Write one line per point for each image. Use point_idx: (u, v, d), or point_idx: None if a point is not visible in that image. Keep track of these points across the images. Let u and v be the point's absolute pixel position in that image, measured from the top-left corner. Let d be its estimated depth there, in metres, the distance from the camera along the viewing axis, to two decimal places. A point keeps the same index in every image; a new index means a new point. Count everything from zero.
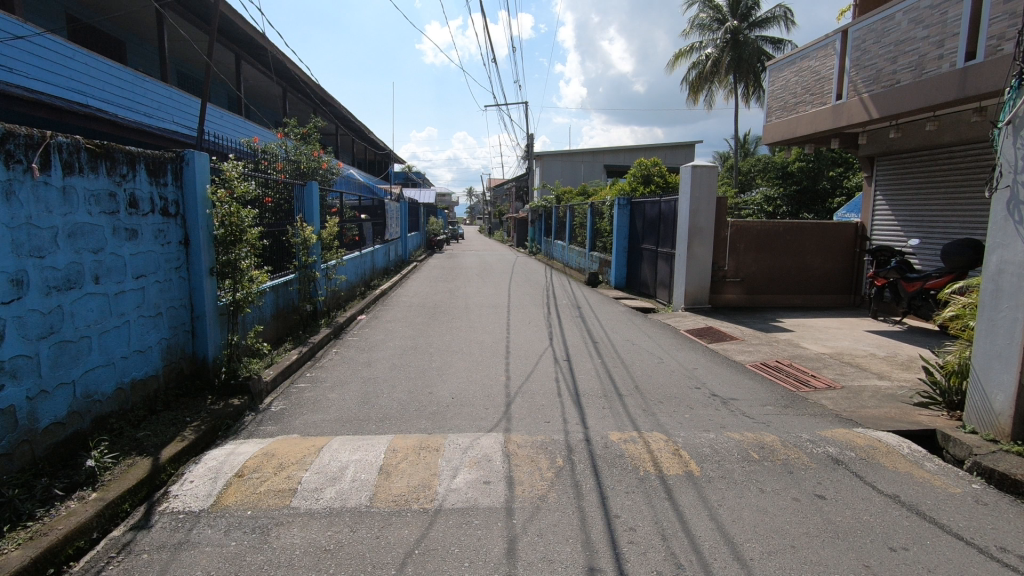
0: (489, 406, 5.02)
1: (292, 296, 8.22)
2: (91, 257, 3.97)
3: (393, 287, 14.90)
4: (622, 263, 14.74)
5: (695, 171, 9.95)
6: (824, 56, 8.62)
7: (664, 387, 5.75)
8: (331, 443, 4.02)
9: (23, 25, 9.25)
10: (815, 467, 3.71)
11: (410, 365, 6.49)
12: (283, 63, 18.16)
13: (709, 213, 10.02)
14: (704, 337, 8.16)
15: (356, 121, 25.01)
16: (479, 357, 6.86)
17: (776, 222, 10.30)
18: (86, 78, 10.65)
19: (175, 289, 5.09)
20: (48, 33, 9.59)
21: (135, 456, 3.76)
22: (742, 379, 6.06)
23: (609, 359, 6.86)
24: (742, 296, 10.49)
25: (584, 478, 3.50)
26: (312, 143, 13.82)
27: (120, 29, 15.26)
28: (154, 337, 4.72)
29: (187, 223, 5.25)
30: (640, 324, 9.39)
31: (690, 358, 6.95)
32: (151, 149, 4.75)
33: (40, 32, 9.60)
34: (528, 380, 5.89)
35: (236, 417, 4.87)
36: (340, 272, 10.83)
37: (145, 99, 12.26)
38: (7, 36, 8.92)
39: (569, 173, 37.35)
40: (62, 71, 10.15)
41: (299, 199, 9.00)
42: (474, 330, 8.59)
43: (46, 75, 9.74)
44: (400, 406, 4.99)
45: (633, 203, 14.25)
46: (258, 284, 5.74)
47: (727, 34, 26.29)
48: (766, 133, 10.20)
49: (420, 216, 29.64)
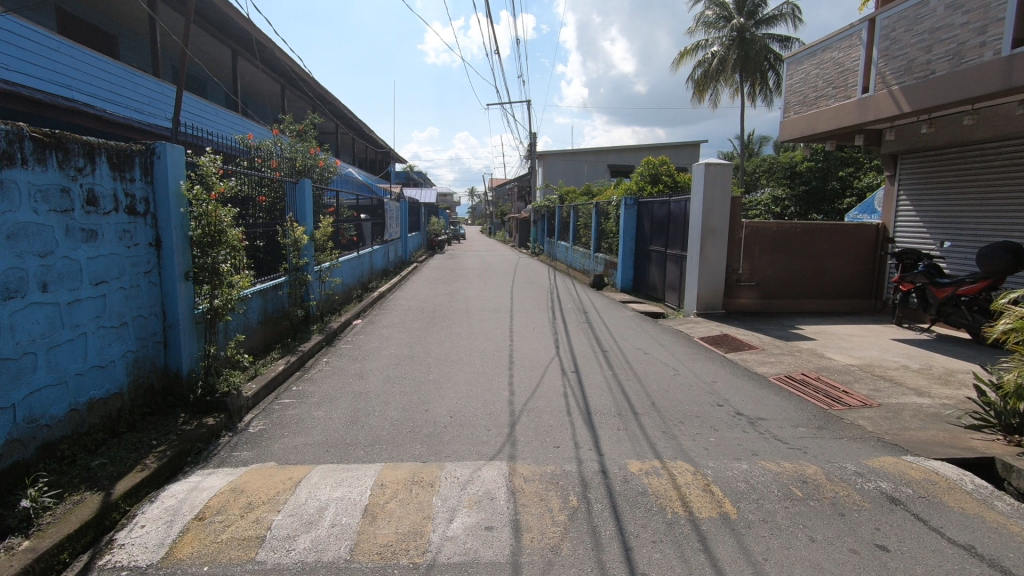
0: (492, 428, 4.52)
1: (281, 300, 7.75)
2: (38, 262, 3.48)
3: (391, 289, 14.40)
4: (629, 265, 14.24)
5: (709, 169, 9.41)
6: (848, 47, 8.12)
7: (683, 404, 5.23)
8: (311, 475, 3.51)
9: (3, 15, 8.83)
10: (869, 508, 3.19)
11: (405, 377, 5.98)
12: (280, 59, 17.70)
13: (723, 213, 9.50)
14: (721, 345, 7.65)
15: (356, 120, 24.58)
16: (481, 368, 6.36)
17: (793, 223, 9.79)
18: (72, 72, 10.21)
19: (143, 296, 4.59)
20: (30, 23, 9.16)
21: (82, 492, 3.28)
22: (766, 395, 5.54)
23: (622, 370, 6.36)
24: (756, 301, 9.97)
25: (604, 522, 2.99)
26: (308, 139, 13.34)
27: (112, 23, 14.81)
28: (118, 349, 4.24)
29: (158, 222, 4.76)
30: (650, 330, 8.90)
31: (708, 369, 6.44)
32: (114, 140, 4.25)
33: (17, 22, 9.06)
34: (534, 395, 5.39)
35: (210, 439, 4.39)
36: (334, 274, 10.37)
37: (134, 95, 11.75)
38: None
39: (572, 173, 36.81)
40: (43, 63, 9.61)
41: (291, 196, 8.51)
42: (475, 337, 8.09)
43: (26, 67, 9.19)
44: (393, 428, 4.49)
45: (640, 203, 13.76)
46: (240, 289, 5.28)
47: (733, 32, 25.78)
48: (783, 129, 9.67)
49: (421, 216, 29.21)
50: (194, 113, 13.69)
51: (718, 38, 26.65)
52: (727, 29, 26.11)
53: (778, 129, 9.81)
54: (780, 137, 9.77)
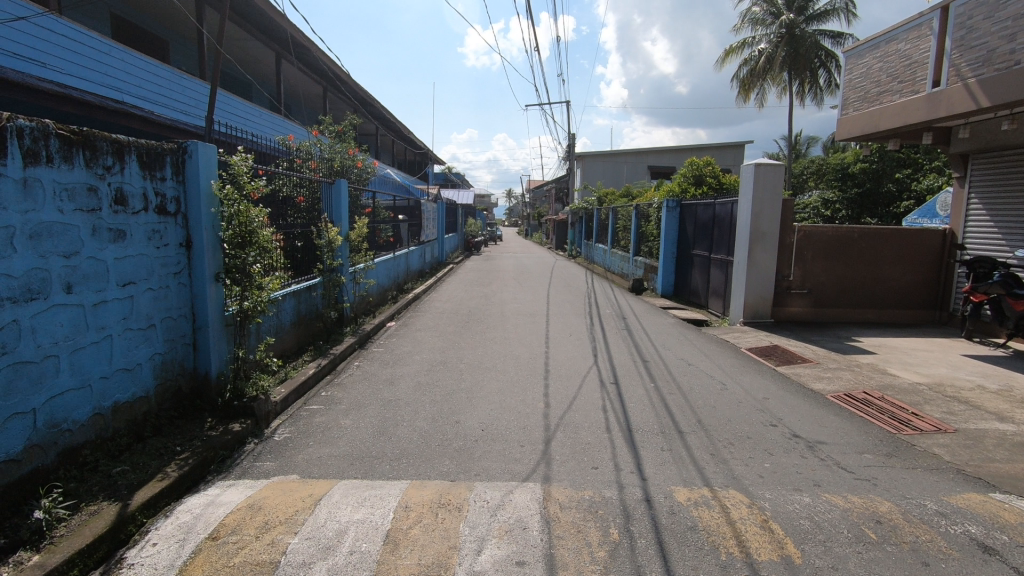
0: (526, 444, 4.25)
1: (315, 301, 7.67)
2: (62, 262, 3.39)
3: (427, 291, 14.30)
4: (670, 269, 13.74)
5: (758, 169, 8.90)
6: (916, 38, 7.52)
7: (732, 423, 4.84)
8: (333, 493, 3.31)
9: (57, 20, 9.09)
10: (959, 558, 2.77)
11: (436, 385, 5.76)
12: (322, 61, 17.89)
13: (774, 216, 8.97)
14: (771, 357, 7.17)
15: (396, 122, 24.74)
16: (515, 376, 6.10)
17: (850, 228, 9.19)
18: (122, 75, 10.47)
19: (172, 297, 4.51)
20: (83, 28, 9.41)
21: (100, 502, 3.17)
22: (824, 415, 5.09)
23: (664, 383, 5.98)
24: (807, 310, 9.38)
25: (649, 562, 2.67)
26: (347, 140, 13.39)
27: (163, 28, 15.24)
28: (145, 352, 4.16)
29: (189, 222, 4.67)
30: (693, 338, 8.47)
31: (758, 384, 6.00)
32: (145, 138, 4.18)
33: (70, 26, 9.29)
34: (570, 408, 5.09)
35: (235, 446, 4.26)
36: (369, 276, 10.30)
37: (181, 97, 11.97)
38: (42, 31, 8.76)
39: (611, 175, 36.19)
40: (94, 65, 9.85)
41: (327, 197, 8.45)
42: (509, 342, 7.83)
43: (77, 69, 9.42)
44: (421, 440, 4.27)
45: (683, 205, 13.26)
46: (270, 291, 5.17)
47: (781, 29, 24.83)
48: (841, 128, 9.08)
49: (458, 217, 29.20)
50: (238, 115, 13.90)
51: (765, 35, 25.71)
52: (775, 26, 25.17)
53: (836, 127, 9.22)
54: (837, 136, 9.18)
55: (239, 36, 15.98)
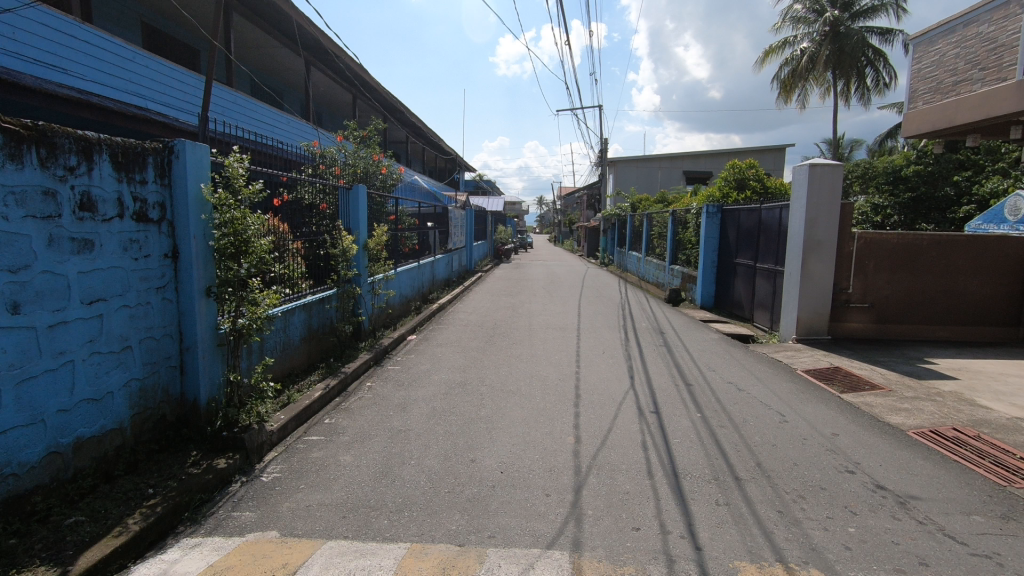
0: (552, 493, 3.57)
1: (327, 315, 7.19)
2: (6, 278, 2.91)
3: (452, 301, 13.74)
4: (710, 279, 12.87)
5: (813, 170, 8.04)
6: (1002, 18, 6.59)
7: (800, 468, 4.06)
8: (312, 565, 2.73)
9: (80, 26, 8.84)
10: None
11: (453, 412, 5.12)
12: (352, 68, 17.61)
13: (831, 222, 8.09)
14: (833, 383, 6.31)
15: (427, 129, 24.43)
16: (541, 402, 5.43)
17: (918, 235, 8.26)
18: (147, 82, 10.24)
19: (154, 315, 4.03)
20: (106, 34, 9.16)
21: (36, 567, 2.65)
22: (910, 459, 4.26)
23: (713, 414, 5.22)
24: (869, 326, 8.45)
25: None
26: (372, 145, 12.99)
27: (195, 37, 15.22)
28: (118, 377, 3.66)
29: (175, 231, 4.19)
30: (741, 358, 7.64)
31: (824, 417, 5.17)
32: (120, 136, 3.70)
33: (93, 32, 9.06)
34: (605, 445, 4.40)
35: (218, 487, 3.71)
36: (390, 286, 9.80)
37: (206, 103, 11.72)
38: (62, 37, 8.52)
39: (644, 180, 35.16)
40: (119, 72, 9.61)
41: (343, 203, 7.97)
42: (536, 361, 7.17)
43: (100, 76, 9.17)
44: (429, 486, 3.65)
45: (724, 211, 12.41)
46: (268, 306, 4.65)
47: (824, 27, 23.57)
48: (909, 123, 8.16)
49: (488, 224, 28.79)
50: (264, 122, 13.71)
51: (808, 33, 24.48)
52: (818, 23, 23.92)
53: (902, 122, 8.29)
54: (905, 132, 8.25)
55: (268, 44, 15.87)
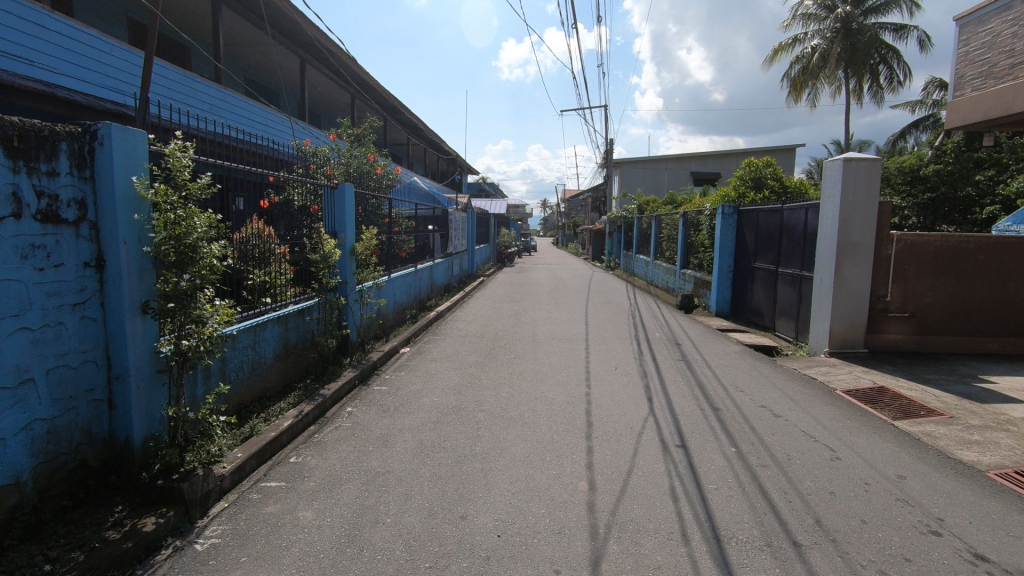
0: (564, 571, 2.77)
1: (307, 328, 6.41)
2: None
3: (451, 308, 12.95)
4: (726, 284, 12.04)
5: (848, 165, 7.24)
6: None
7: (871, 528, 3.26)
8: None
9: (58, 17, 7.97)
10: None
11: (443, 448, 4.33)
12: (349, 66, 16.88)
13: (868, 223, 7.28)
14: (882, 407, 5.51)
15: (428, 130, 23.69)
16: (548, 434, 4.65)
17: (963, 236, 7.44)
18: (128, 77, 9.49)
19: (69, 338, 3.28)
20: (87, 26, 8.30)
21: None
22: (1003, 512, 3.45)
23: (750, 449, 4.42)
24: (909, 337, 7.63)
25: None
26: (366, 144, 12.24)
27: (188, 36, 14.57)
28: (9, 418, 2.91)
29: (101, 234, 3.45)
30: (770, 375, 6.83)
31: (883, 454, 4.36)
32: (15, 114, 2.97)
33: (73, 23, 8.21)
34: (626, 494, 3.61)
35: (140, 558, 2.94)
36: (382, 294, 9.03)
37: (197, 101, 11.03)
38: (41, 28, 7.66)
39: (650, 181, 34.27)
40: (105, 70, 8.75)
41: (327, 203, 7.19)
42: (541, 380, 6.38)
43: (84, 73, 8.36)
44: (406, 559, 2.86)
45: (741, 211, 11.60)
46: (220, 325, 3.88)
47: (836, 23, 22.71)
48: (981, 108, 7.27)
49: (491, 228, 28.04)
50: (254, 121, 13.04)
51: (819, 30, 23.65)
52: (830, 20, 23.08)
53: (973, 107, 7.39)
54: (969, 118, 7.51)
55: (261, 42, 15.19)
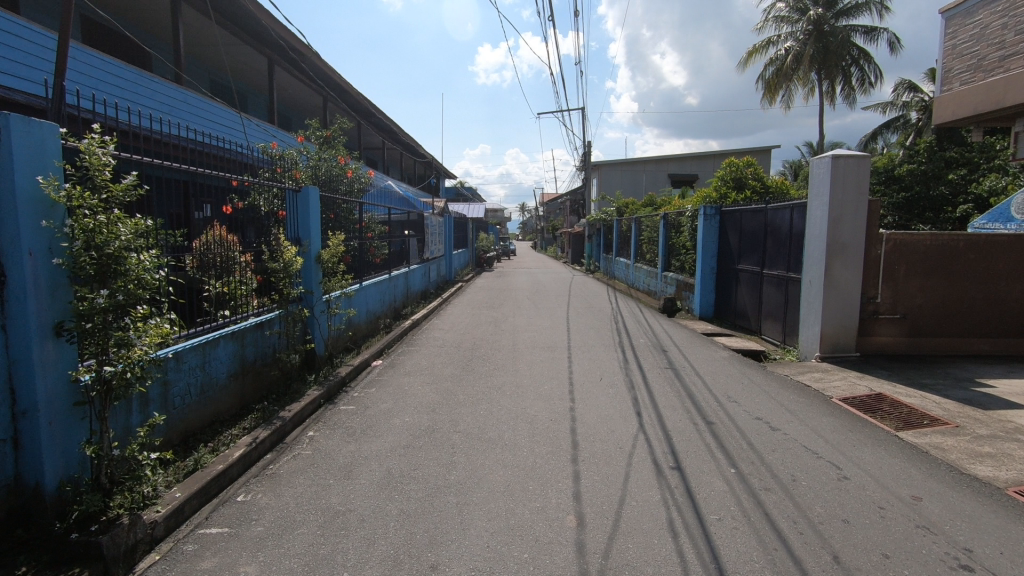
0: None
1: (266, 344, 5.88)
2: None
3: (428, 316, 12.45)
4: (710, 287, 11.76)
5: (837, 162, 6.96)
6: None
7: (896, 564, 2.89)
8: None
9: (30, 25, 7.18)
10: None
11: (413, 479, 3.87)
12: (321, 68, 16.28)
13: (857, 222, 7.02)
14: (883, 416, 5.21)
15: (403, 133, 23.18)
16: (530, 458, 4.22)
17: (953, 235, 7.25)
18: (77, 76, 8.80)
19: None
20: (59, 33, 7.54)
21: None
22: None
23: (752, 470, 4.04)
24: (901, 340, 7.39)
25: None
26: (336, 147, 11.70)
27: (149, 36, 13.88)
28: None
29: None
30: (762, 383, 6.50)
31: (893, 471, 4.02)
32: None
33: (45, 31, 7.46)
34: (619, 530, 3.20)
35: None
36: (352, 304, 8.51)
37: (155, 103, 10.37)
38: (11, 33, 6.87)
39: (629, 184, 34.16)
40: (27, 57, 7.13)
41: (290, 208, 6.67)
42: (522, 394, 5.96)
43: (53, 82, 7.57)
44: None
45: (724, 212, 11.34)
46: (153, 349, 3.37)
47: (808, 25, 22.83)
48: (983, 101, 7.02)
49: (469, 232, 27.56)
50: (218, 123, 12.39)
51: (791, 33, 23.76)
52: (802, 22, 23.21)
53: (974, 101, 7.14)
54: (958, 114, 7.46)
55: (228, 43, 14.54)
